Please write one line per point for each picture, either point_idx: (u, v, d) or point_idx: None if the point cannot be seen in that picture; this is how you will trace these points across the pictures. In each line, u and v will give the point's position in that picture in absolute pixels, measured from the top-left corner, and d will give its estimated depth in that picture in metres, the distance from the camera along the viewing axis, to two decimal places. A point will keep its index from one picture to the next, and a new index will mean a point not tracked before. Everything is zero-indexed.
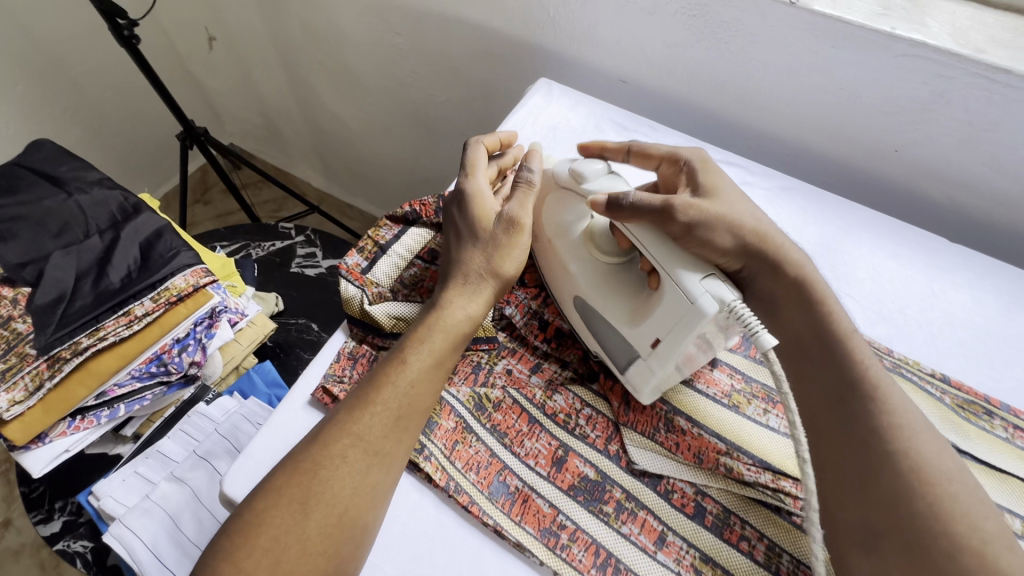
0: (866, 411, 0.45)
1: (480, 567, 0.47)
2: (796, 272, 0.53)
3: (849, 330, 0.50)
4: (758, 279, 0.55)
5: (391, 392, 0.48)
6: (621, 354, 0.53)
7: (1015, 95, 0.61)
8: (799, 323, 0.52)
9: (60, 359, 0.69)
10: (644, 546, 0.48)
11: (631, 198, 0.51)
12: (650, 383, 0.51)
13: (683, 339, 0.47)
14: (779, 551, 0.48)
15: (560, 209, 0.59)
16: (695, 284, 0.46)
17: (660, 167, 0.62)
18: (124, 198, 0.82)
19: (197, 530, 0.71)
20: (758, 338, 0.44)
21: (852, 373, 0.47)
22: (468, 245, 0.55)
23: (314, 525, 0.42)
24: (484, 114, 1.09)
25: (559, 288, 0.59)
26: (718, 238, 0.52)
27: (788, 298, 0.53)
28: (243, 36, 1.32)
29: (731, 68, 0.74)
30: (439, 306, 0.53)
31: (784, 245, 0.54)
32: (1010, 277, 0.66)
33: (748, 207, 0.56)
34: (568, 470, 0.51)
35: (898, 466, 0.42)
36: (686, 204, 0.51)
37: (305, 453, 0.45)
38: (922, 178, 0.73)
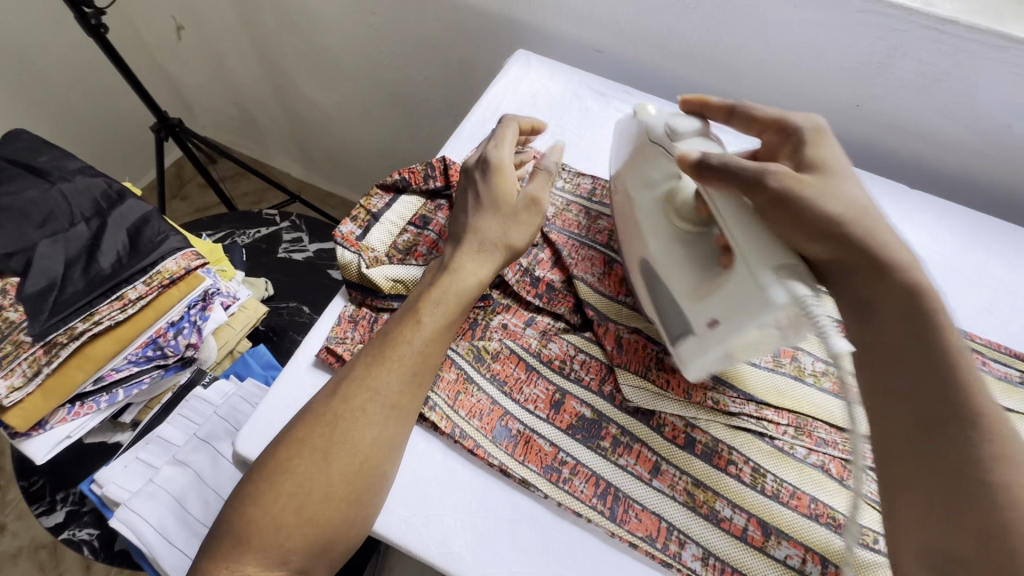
0: (963, 441, 0.38)
1: (488, 504, 0.50)
2: (904, 278, 0.44)
3: (964, 351, 0.41)
4: (852, 276, 0.46)
5: (407, 350, 0.50)
6: (678, 326, 0.52)
7: (963, 45, 0.65)
8: (894, 337, 0.43)
9: (56, 344, 0.70)
10: (639, 475, 0.51)
11: (722, 159, 0.48)
12: (700, 361, 0.50)
13: (744, 326, 0.44)
14: (764, 471, 0.52)
15: (648, 166, 0.58)
16: (770, 277, 0.42)
17: (765, 135, 0.57)
18: (107, 185, 0.82)
19: (203, 510, 0.73)
20: (827, 341, 0.39)
21: (957, 397, 0.39)
22: (486, 216, 0.57)
23: (337, 473, 0.45)
24: (462, 91, 1.11)
25: (632, 249, 0.58)
26: (811, 220, 0.45)
27: (889, 303, 0.44)
28: (212, 23, 1.31)
29: (700, 32, 0.77)
30: (449, 267, 0.55)
31: (894, 244, 0.46)
32: (964, 217, 0.71)
33: (858, 194, 0.49)
34: (565, 411, 0.54)
35: (996, 502, 0.35)
36: (785, 174, 0.47)
37: (326, 405, 0.48)
38: (881, 131, 0.78)
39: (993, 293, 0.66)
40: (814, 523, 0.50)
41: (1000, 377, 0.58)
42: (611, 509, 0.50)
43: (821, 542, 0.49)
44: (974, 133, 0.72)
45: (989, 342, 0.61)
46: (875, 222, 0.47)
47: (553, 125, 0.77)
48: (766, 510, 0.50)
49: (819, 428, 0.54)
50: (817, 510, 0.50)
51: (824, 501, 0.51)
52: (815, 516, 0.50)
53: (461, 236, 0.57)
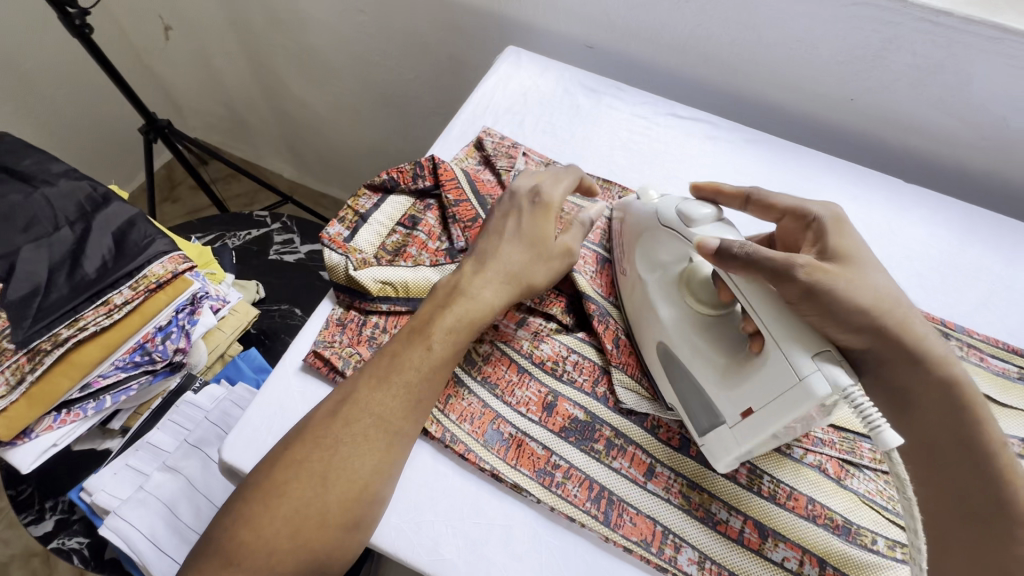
0: (1009, 534, 0.45)
1: (480, 509, 0.49)
2: (937, 372, 0.48)
3: (998, 442, 0.47)
4: (885, 368, 0.49)
5: (414, 376, 0.48)
6: (704, 415, 0.50)
7: (957, 37, 0.64)
8: (939, 430, 0.48)
9: (40, 351, 0.68)
10: (634, 478, 0.50)
11: (747, 250, 0.47)
12: (732, 454, 0.48)
13: (784, 417, 0.43)
14: (760, 473, 0.51)
15: (656, 247, 0.56)
16: (806, 360, 0.42)
17: (782, 221, 0.57)
18: (92, 188, 0.80)
19: (194, 517, 0.72)
20: (878, 433, 0.39)
21: (999, 493, 0.46)
22: (517, 246, 0.55)
23: (334, 498, 0.43)
24: (454, 89, 1.09)
25: (641, 330, 0.56)
26: (845, 313, 0.46)
27: (925, 397, 0.49)
28: (201, 23, 1.29)
29: (692, 27, 0.76)
30: (464, 292, 0.52)
31: (924, 337, 0.48)
32: (961, 210, 0.70)
33: (885, 281, 0.50)
34: (558, 414, 0.53)
35: None
36: (811, 266, 0.46)
37: (326, 428, 0.45)
38: (876, 124, 0.77)
39: (990, 287, 0.65)
40: (812, 524, 0.49)
41: (998, 373, 0.58)
42: (605, 513, 0.49)
43: (820, 544, 0.48)
44: (970, 126, 0.71)
45: (987, 337, 0.60)
46: (906, 310, 0.49)
47: (544, 123, 0.76)
48: (762, 511, 0.49)
49: (816, 427, 0.53)
50: (814, 511, 0.49)
51: (821, 502, 0.50)
52: (812, 517, 0.49)
53: (485, 261, 0.54)
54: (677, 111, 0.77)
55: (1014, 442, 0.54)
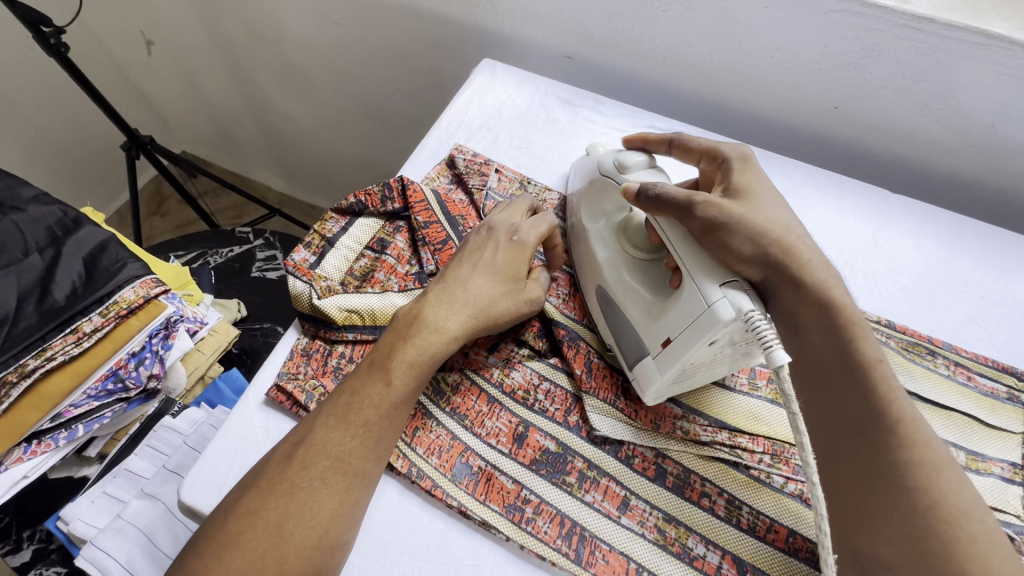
0: (885, 442, 0.40)
1: (448, 549, 0.48)
2: (818, 293, 0.47)
3: (875, 357, 0.44)
4: (779, 291, 0.48)
5: (372, 414, 0.47)
6: (633, 351, 0.53)
7: (941, 43, 0.62)
8: (819, 348, 0.46)
9: (6, 383, 0.66)
10: (607, 512, 0.49)
11: (658, 190, 0.50)
12: (655, 385, 0.50)
13: (693, 344, 0.45)
14: (740, 504, 0.49)
15: (597, 198, 0.60)
16: (715, 290, 0.45)
17: (700, 164, 0.58)
18: (63, 213, 0.79)
19: (172, 542, 0.67)
20: (770, 352, 0.42)
21: (872, 403, 0.42)
22: (490, 279, 0.54)
23: (292, 546, 0.42)
24: (435, 101, 1.08)
25: (584, 275, 0.59)
26: (738, 243, 0.48)
27: (810, 317, 0.47)
28: (182, 37, 1.28)
29: (671, 37, 0.75)
30: (428, 324, 0.51)
31: (809, 262, 0.48)
32: (949, 222, 0.68)
33: (783, 214, 0.51)
34: (529, 445, 0.51)
35: (915, 504, 0.37)
36: (711, 203, 0.49)
37: (281, 473, 0.44)
38: (862, 133, 0.75)
39: (979, 302, 0.63)
40: (792, 558, 0.47)
41: (986, 394, 0.56)
42: (576, 551, 0.47)
43: None
44: (957, 134, 0.69)
45: (975, 356, 0.58)
46: (798, 239, 0.50)
47: (519, 138, 0.74)
48: (741, 545, 0.48)
49: (797, 455, 0.51)
50: (795, 544, 0.48)
51: (803, 535, 0.48)
52: (792, 551, 0.47)
53: (452, 290, 0.53)
54: (657, 123, 0.76)
55: (1002, 466, 0.52)
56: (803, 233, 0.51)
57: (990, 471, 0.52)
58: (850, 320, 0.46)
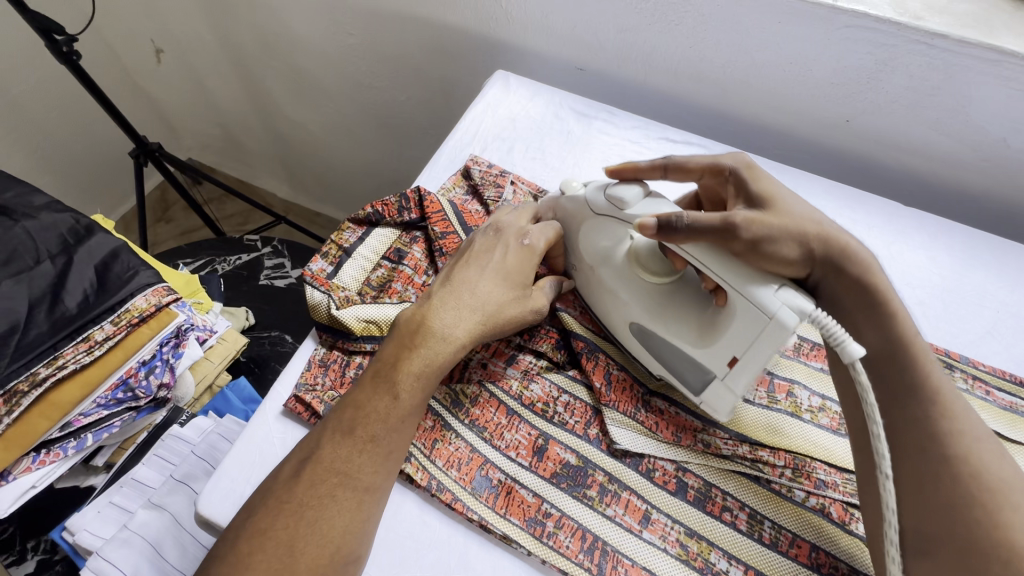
0: (925, 415, 0.43)
1: (468, 563, 0.47)
2: (858, 273, 0.49)
3: (912, 334, 0.47)
4: (827, 280, 0.50)
5: (380, 428, 0.46)
6: (694, 376, 0.52)
7: (953, 59, 0.63)
8: (860, 325, 0.49)
9: (17, 393, 0.66)
10: (629, 527, 0.48)
11: (686, 221, 0.47)
12: (730, 404, 0.50)
13: (766, 354, 0.46)
14: (762, 518, 0.49)
15: (595, 235, 0.57)
16: (771, 296, 0.45)
17: (702, 179, 0.57)
18: (75, 220, 0.78)
19: (180, 556, 0.65)
20: (844, 347, 0.42)
21: (912, 376, 0.45)
22: (499, 284, 0.53)
23: (305, 565, 0.41)
24: (446, 111, 1.08)
25: (609, 315, 0.57)
26: (783, 249, 0.48)
27: (851, 299, 0.49)
28: (192, 45, 1.29)
29: (684, 50, 0.75)
30: (435, 332, 0.50)
31: (849, 245, 0.50)
32: (962, 234, 0.68)
33: (807, 209, 0.52)
34: (549, 458, 0.51)
35: (957, 474, 0.40)
36: (747, 218, 0.48)
37: (290, 493, 0.44)
38: (873, 146, 0.75)
39: (995, 315, 0.63)
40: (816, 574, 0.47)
41: (1005, 407, 0.56)
42: (599, 566, 0.46)
43: None
44: (968, 147, 0.70)
45: (992, 369, 0.58)
46: (833, 227, 0.51)
47: (533, 149, 0.74)
48: (764, 560, 0.47)
49: (819, 469, 0.51)
50: (818, 559, 0.47)
51: (827, 550, 0.48)
52: (816, 566, 0.47)
53: (459, 296, 0.52)
54: (670, 135, 0.76)
55: None
56: (831, 219, 0.52)
57: None
58: (887, 301, 0.49)
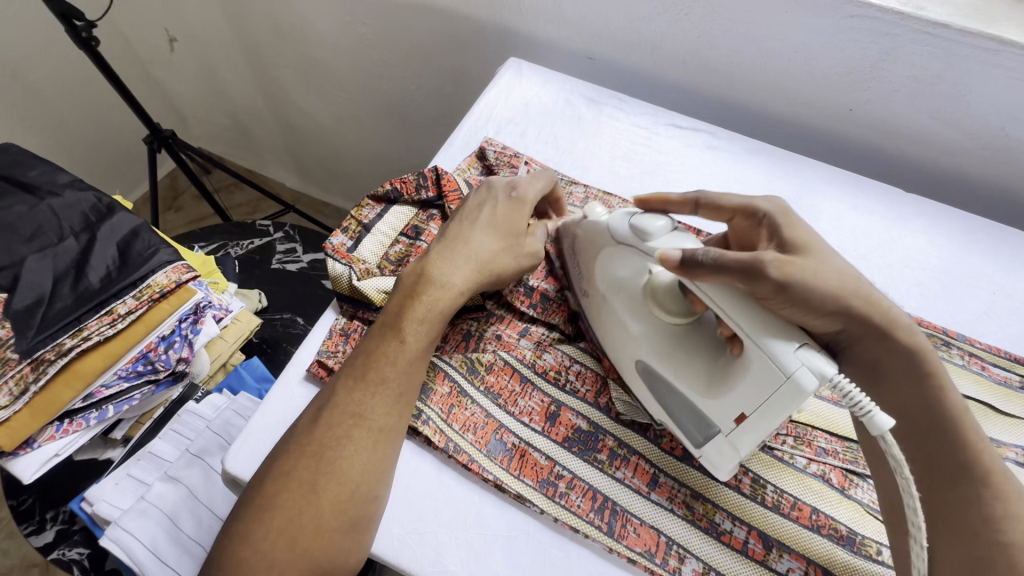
0: (977, 497, 0.43)
1: (482, 519, 0.49)
2: (904, 341, 0.48)
3: (961, 407, 0.46)
4: (857, 342, 0.49)
5: (390, 370, 0.50)
6: (698, 428, 0.49)
7: (955, 49, 0.65)
8: (908, 398, 0.48)
9: (44, 361, 0.68)
10: (638, 488, 0.50)
11: (712, 255, 0.46)
12: (735, 461, 0.47)
13: (779, 415, 0.43)
14: (764, 482, 0.51)
15: (613, 263, 0.55)
16: (792, 356, 0.41)
17: (733, 220, 0.56)
18: (97, 199, 0.80)
19: (197, 527, 0.68)
20: (871, 417, 0.39)
21: (962, 456, 0.44)
22: (489, 235, 0.56)
23: (327, 502, 0.44)
24: (455, 99, 1.10)
25: (616, 350, 0.55)
26: (816, 300, 0.47)
27: (895, 366, 0.48)
28: (206, 36, 1.31)
29: (693, 39, 0.77)
30: (434, 281, 0.53)
31: (887, 308, 0.48)
32: (960, 218, 0.71)
33: (844, 263, 0.49)
34: (561, 423, 0.53)
35: (1014, 560, 0.40)
36: (777, 260, 0.46)
37: (310, 435, 0.47)
38: (875, 134, 0.77)
39: (991, 296, 0.65)
40: (816, 535, 0.48)
41: (1000, 382, 0.58)
42: (608, 524, 0.49)
43: (823, 554, 0.48)
44: (969, 136, 0.72)
45: (988, 347, 0.60)
46: (871, 287, 0.49)
47: (545, 133, 0.77)
48: (767, 522, 0.49)
49: (819, 437, 0.54)
50: (818, 521, 0.49)
51: (826, 512, 0.49)
52: (816, 528, 0.49)
53: (453, 248, 0.55)
54: (677, 122, 0.78)
55: (1016, 450, 0.54)
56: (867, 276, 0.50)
57: (1004, 455, 0.54)
58: (934, 369, 0.47)
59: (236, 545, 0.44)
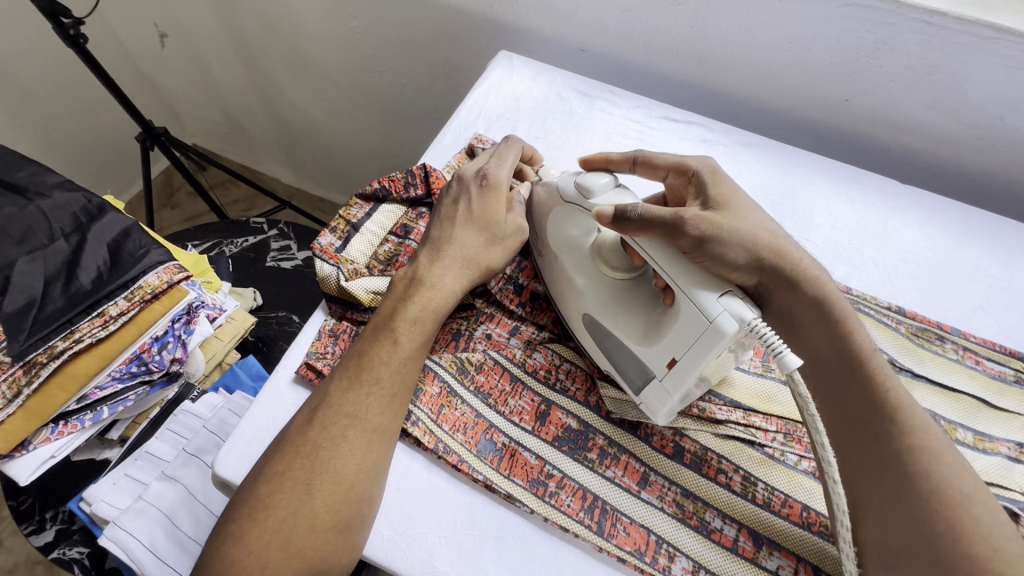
0: (888, 431, 0.43)
1: (472, 519, 0.49)
2: (814, 291, 0.49)
3: (869, 347, 0.47)
4: (773, 294, 0.51)
5: (385, 372, 0.49)
6: (635, 375, 0.51)
7: (953, 37, 0.64)
8: (818, 339, 0.48)
9: (36, 364, 0.68)
10: (628, 487, 0.50)
11: (640, 211, 0.47)
12: (666, 407, 0.49)
13: (702, 360, 0.44)
14: (755, 480, 0.51)
15: (564, 222, 0.56)
16: (713, 302, 0.43)
17: (668, 178, 0.57)
18: (87, 200, 0.79)
19: (195, 525, 0.69)
20: (782, 358, 0.42)
21: (872, 394, 0.45)
22: (468, 231, 0.56)
23: (321, 505, 0.44)
24: (447, 92, 1.09)
25: (564, 304, 0.57)
26: (732, 254, 0.48)
27: (807, 315, 0.49)
28: (197, 30, 1.30)
29: (687, 31, 0.76)
30: (426, 282, 0.53)
31: (800, 261, 0.50)
32: (957, 211, 0.70)
33: (762, 219, 0.52)
34: (551, 423, 0.53)
35: (919, 490, 0.41)
36: (698, 217, 0.48)
37: (304, 435, 0.47)
38: (872, 125, 0.76)
39: (988, 289, 0.64)
40: (806, 532, 0.48)
41: (994, 377, 0.57)
42: (599, 523, 0.49)
43: (814, 552, 0.48)
44: (965, 126, 0.71)
45: (983, 341, 0.60)
46: (786, 241, 0.51)
47: (536, 128, 0.76)
48: (758, 520, 0.49)
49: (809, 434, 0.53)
50: (809, 518, 0.49)
51: (817, 510, 0.50)
52: (807, 525, 0.49)
53: (444, 251, 0.55)
54: (671, 114, 0.77)
55: (1009, 446, 0.54)
56: (785, 233, 0.52)
57: (997, 450, 0.54)
58: (846, 317, 0.48)
59: (225, 547, 0.44)
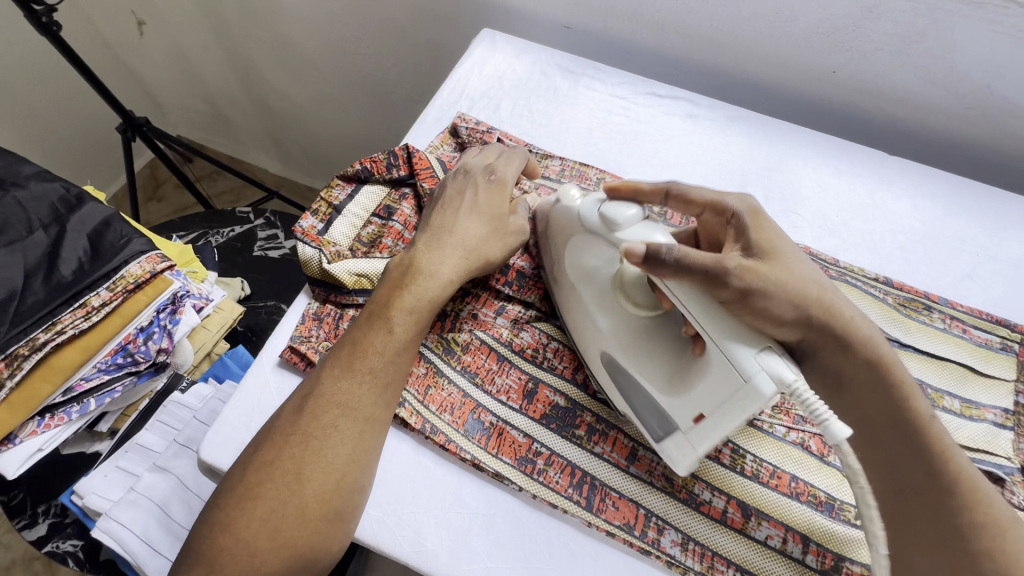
0: (948, 505, 0.43)
1: (461, 499, 0.49)
2: (867, 351, 0.47)
3: (928, 414, 0.45)
4: (818, 353, 0.48)
5: (377, 360, 0.49)
6: (658, 424, 0.48)
7: (939, 3, 0.63)
8: (871, 403, 0.47)
9: (18, 357, 0.66)
10: (616, 463, 0.50)
11: (675, 254, 0.43)
12: (688, 461, 0.46)
13: (734, 420, 0.41)
14: (743, 452, 0.51)
15: (583, 251, 0.53)
16: (749, 358, 0.39)
17: (702, 215, 0.52)
18: (65, 189, 0.77)
19: (186, 514, 0.68)
20: (826, 425, 0.37)
21: (930, 465, 0.44)
22: (474, 221, 0.55)
23: (312, 493, 0.44)
24: (432, 75, 1.08)
25: (583, 340, 0.54)
26: (777, 309, 0.45)
27: (858, 377, 0.47)
28: (174, 17, 1.26)
29: (671, 4, 0.74)
30: (420, 270, 0.52)
31: (852, 320, 0.47)
32: (944, 181, 0.69)
33: (809, 271, 0.48)
34: (539, 401, 0.53)
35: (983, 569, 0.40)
36: (741, 267, 0.44)
37: (294, 424, 0.46)
38: (859, 96, 0.76)
39: (975, 259, 0.64)
40: (794, 502, 0.49)
41: (981, 344, 0.58)
42: (588, 498, 0.49)
43: (803, 522, 0.48)
44: (952, 95, 0.70)
45: (970, 310, 0.60)
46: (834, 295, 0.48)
47: (520, 106, 0.75)
48: (746, 491, 0.49)
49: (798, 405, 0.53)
50: (797, 488, 0.49)
51: (805, 480, 0.50)
52: (795, 495, 0.49)
53: (437, 237, 0.54)
54: (657, 89, 0.76)
55: (995, 412, 0.54)
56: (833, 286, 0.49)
57: (983, 417, 0.54)
58: (899, 376, 0.47)
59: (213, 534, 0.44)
